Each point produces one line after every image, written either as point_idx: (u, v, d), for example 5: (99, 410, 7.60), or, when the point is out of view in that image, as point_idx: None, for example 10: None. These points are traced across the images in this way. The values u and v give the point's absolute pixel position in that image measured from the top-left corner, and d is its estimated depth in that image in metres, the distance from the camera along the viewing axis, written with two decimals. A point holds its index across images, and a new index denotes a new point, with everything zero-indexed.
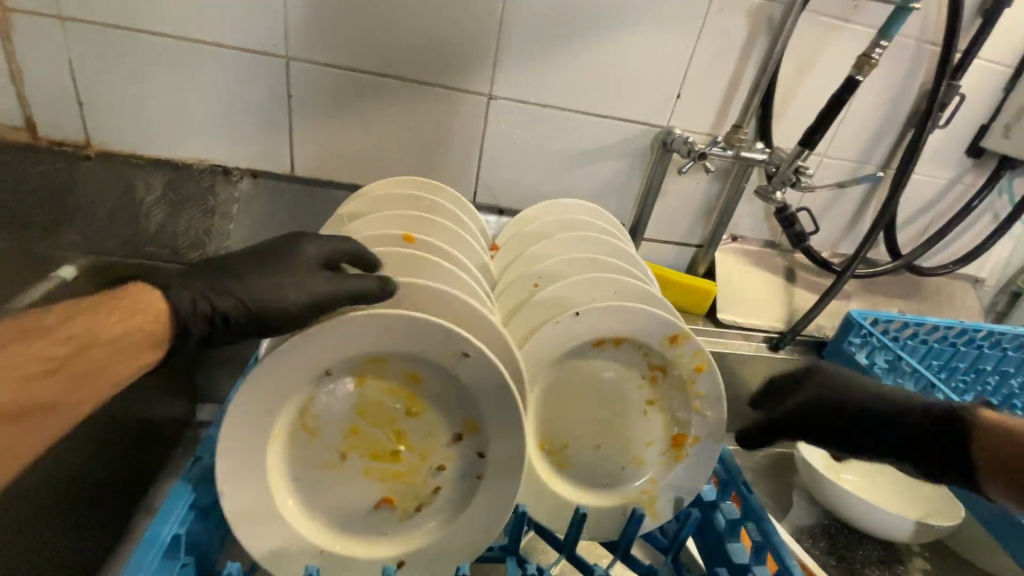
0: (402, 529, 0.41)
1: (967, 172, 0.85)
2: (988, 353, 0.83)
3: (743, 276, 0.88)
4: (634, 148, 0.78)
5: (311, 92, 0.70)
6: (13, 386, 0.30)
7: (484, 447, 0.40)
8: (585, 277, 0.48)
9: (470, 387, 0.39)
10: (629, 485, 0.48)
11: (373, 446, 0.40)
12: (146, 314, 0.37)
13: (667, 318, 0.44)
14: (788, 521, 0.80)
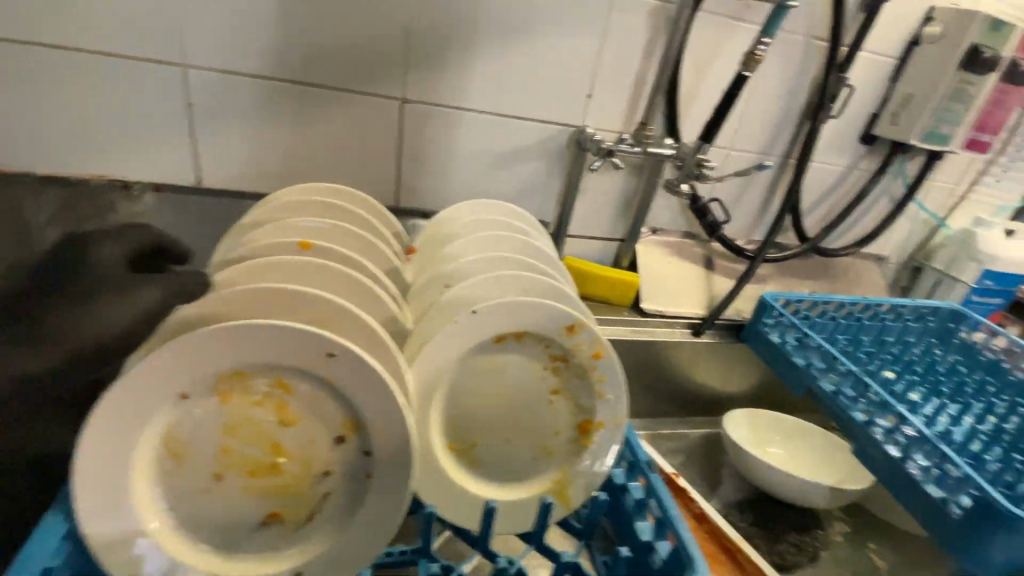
0: (295, 541, 0.39)
1: (862, 159, 0.92)
2: (888, 325, 0.89)
3: (663, 267, 0.93)
4: (552, 148, 0.80)
5: (213, 98, 0.68)
6: None
7: (368, 445, 0.39)
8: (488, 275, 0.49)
9: (352, 392, 0.38)
10: (540, 476, 0.49)
11: (248, 462, 0.38)
12: None
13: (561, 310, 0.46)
14: (718, 498, 0.84)
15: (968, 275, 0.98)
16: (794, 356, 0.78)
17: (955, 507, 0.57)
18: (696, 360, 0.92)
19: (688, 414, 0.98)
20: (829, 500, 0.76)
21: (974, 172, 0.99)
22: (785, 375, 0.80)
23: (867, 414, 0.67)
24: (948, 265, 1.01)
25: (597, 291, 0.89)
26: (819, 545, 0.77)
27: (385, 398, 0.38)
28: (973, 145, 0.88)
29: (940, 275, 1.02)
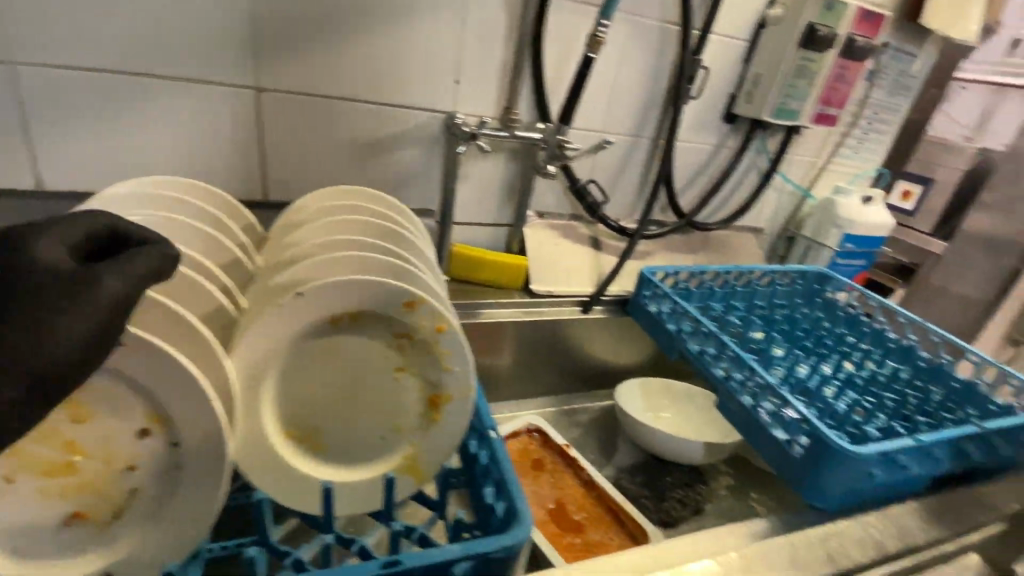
0: (104, 541, 0.38)
1: (729, 137, 0.98)
2: (760, 291, 0.96)
3: (552, 249, 0.96)
4: (426, 136, 0.80)
5: (42, 94, 0.63)
6: None
7: (175, 437, 0.38)
8: (324, 257, 0.48)
9: (149, 384, 0.37)
10: (391, 456, 0.49)
11: (36, 463, 0.36)
12: None
13: (395, 286, 0.46)
14: (613, 465, 0.88)
15: (832, 240, 1.07)
16: (667, 324, 0.84)
17: (797, 446, 0.61)
18: (588, 336, 0.97)
19: (586, 388, 1.04)
20: (706, 454, 0.82)
21: (831, 145, 1.08)
22: (663, 342, 0.85)
23: (727, 369, 0.72)
24: (815, 233, 1.10)
25: (487, 277, 0.91)
26: (703, 498, 0.82)
27: (188, 385, 0.37)
28: (822, 118, 0.95)
29: (809, 242, 1.11)
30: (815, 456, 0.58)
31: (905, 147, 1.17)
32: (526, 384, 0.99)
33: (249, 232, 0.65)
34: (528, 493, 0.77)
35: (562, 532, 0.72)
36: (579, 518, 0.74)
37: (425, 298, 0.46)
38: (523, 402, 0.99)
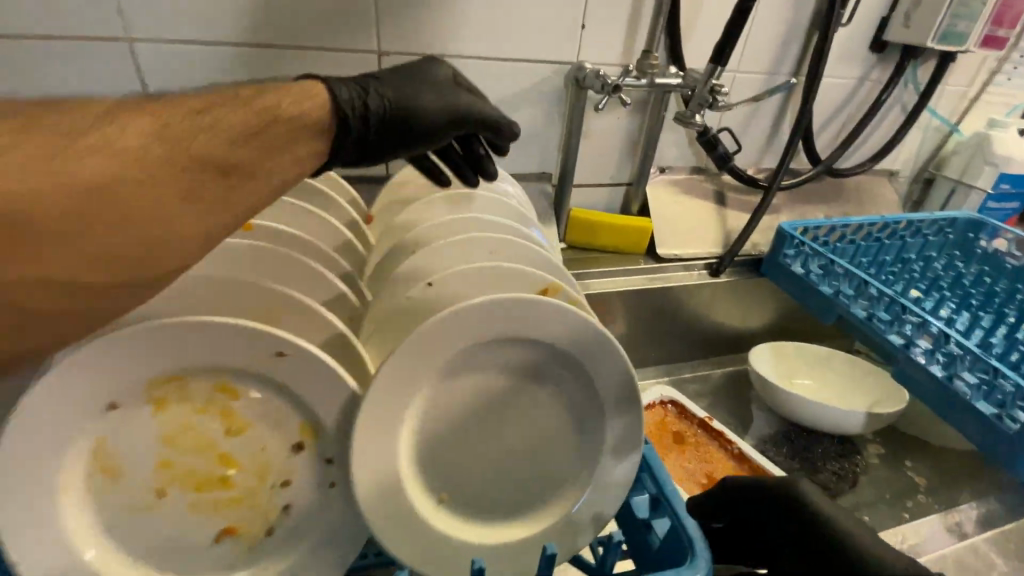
0: (254, 556, 0.44)
1: (873, 69, 0.88)
2: (910, 242, 0.88)
3: (672, 207, 0.88)
4: (549, 87, 0.74)
5: (165, 77, 0.62)
6: (217, 146, 0.33)
7: (329, 453, 0.42)
8: (459, 271, 0.47)
9: (306, 392, 0.40)
10: (539, 513, 0.48)
11: (193, 477, 0.41)
12: (311, 94, 0.39)
13: (529, 274, 0.48)
14: (750, 436, 0.84)
15: (985, 179, 0.97)
16: (821, 287, 0.76)
17: (1010, 422, 0.56)
18: (712, 302, 0.90)
19: (707, 355, 0.97)
20: (864, 423, 0.76)
21: (985, 73, 0.97)
22: (813, 307, 0.78)
23: (907, 337, 0.66)
24: (962, 173, 1.00)
25: (607, 241, 0.86)
26: (858, 470, 0.77)
27: (340, 388, 0.40)
28: (990, 42, 0.83)
29: (955, 183, 1.01)
30: None
31: None
32: (649, 353, 0.93)
33: (349, 251, 0.60)
34: (676, 468, 0.73)
35: None
36: None
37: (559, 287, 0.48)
38: (646, 371, 0.94)
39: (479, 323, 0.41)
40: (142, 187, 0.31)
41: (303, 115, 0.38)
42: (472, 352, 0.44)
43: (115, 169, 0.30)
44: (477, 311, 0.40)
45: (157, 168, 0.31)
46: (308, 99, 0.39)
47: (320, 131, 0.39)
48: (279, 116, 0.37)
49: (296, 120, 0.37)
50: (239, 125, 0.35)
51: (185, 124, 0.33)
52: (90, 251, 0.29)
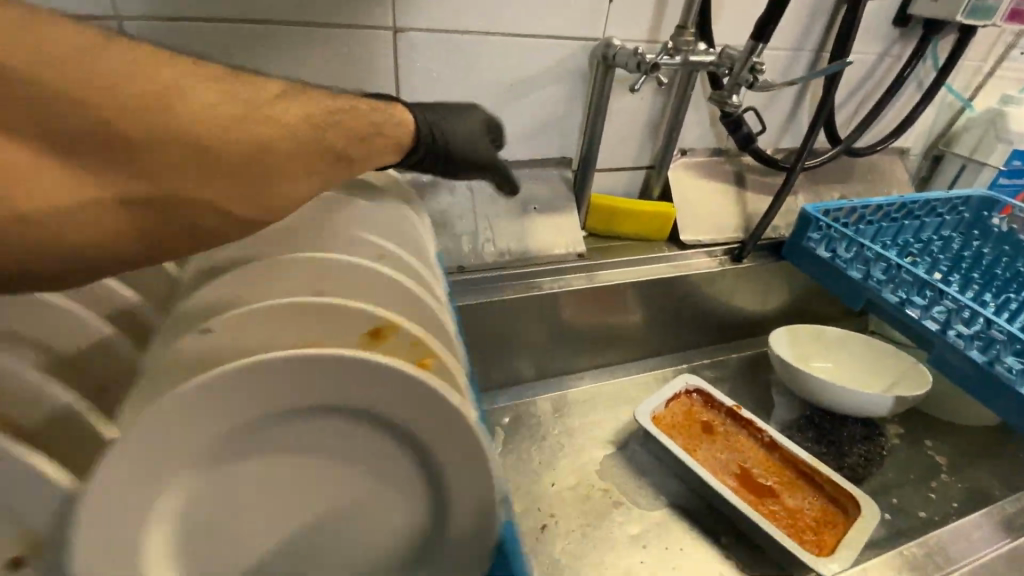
0: None
1: (894, 44, 0.86)
2: (925, 221, 0.88)
3: (694, 190, 0.85)
4: (575, 64, 0.71)
5: None
6: (349, 133, 0.37)
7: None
8: (256, 307, 0.36)
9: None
10: None
11: None
12: (397, 121, 0.43)
13: (360, 311, 0.38)
14: (773, 421, 0.83)
15: (996, 157, 0.97)
16: (850, 270, 0.76)
17: None
18: (732, 288, 0.88)
19: (725, 340, 0.95)
20: (890, 407, 0.76)
21: (1000, 47, 0.96)
22: (839, 290, 0.78)
23: (943, 322, 0.66)
24: (972, 150, 1.00)
25: (628, 228, 0.84)
26: (884, 451, 0.79)
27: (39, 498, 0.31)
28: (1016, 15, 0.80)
29: (965, 160, 1.01)
30: None
31: None
32: (669, 340, 0.91)
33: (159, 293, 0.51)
34: (709, 458, 0.72)
35: (759, 498, 0.68)
36: (771, 483, 0.70)
37: (400, 325, 0.39)
38: (666, 359, 0.92)
39: (269, 380, 0.33)
40: (291, 150, 0.32)
41: (385, 134, 0.41)
42: (286, 420, 0.35)
43: (279, 123, 0.32)
44: (243, 373, 0.32)
45: (307, 130, 0.34)
46: (403, 128, 0.43)
47: (381, 150, 0.41)
48: (376, 131, 0.40)
49: (390, 141, 0.42)
50: (343, 118, 0.37)
51: (318, 99, 0.36)
52: (234, 196, 0.31)
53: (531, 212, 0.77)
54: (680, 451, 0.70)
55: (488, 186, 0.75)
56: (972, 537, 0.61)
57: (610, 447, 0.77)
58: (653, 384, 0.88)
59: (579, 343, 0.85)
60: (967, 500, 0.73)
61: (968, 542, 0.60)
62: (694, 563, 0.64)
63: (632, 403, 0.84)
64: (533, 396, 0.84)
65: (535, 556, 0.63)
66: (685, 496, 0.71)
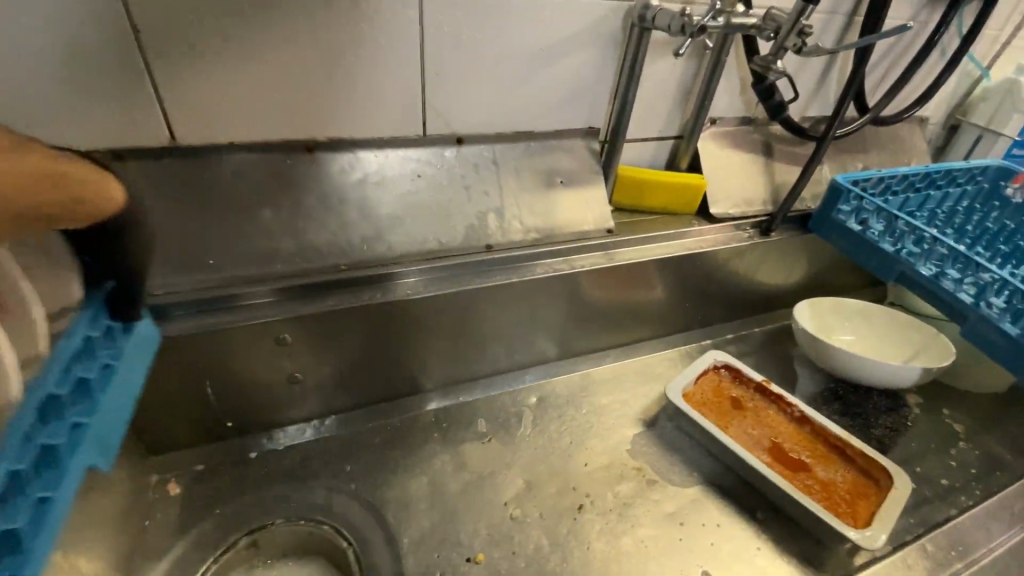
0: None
1: (926, 8, 0.83)
2: (945, 191, 0.87)
3: (721, 162, 0.83)
4: (606, 28, 0.67)
5: (163, 28, 0.51)
6: (21, 186, 0.31)
7: None
8: None
9: None
10: None
11: None
12: (97, 191, 0.36)
13: None
14: (798, 394, 0.83)
15: (1011, 128, 0.97)
16: (881, 244, 0.75)
17: None
18: (757, 263, 0.87)
19: (747, 314, 0.94)
20: (916, 379, 0.77)
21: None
22: (868, 264, 0.77)
23: (978, 295, 0.66)
24: (989, 120, 0.98)
25: (655, 202, 0.81)
26: (908, 422, 0.80)
27: None
28: None
29: (981, 131, 0.99)
30: None
31: None
32: (691, 317, 0.90)
33: None
34: (741, 434, 0.72)
35: (791, 473, 0.68)
36: (802, 457, 0.70)
37: None
38: (688, 335, 0.91)
39: None
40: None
41: (74, 196, 0.35)
42: None
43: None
44: None
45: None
46: (105, 201, 0.37)
47: (73, 218, 0.35)
48: (70, 188, 0.34)
49: (88, 199, 0.36)
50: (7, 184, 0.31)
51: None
52: None
53: (558, 185, 0.75)
54: (714, 428, 0.69)
55: (513, 160, 0.72)
56: (988, 525, 0.57)
57: (639, 425, 0.77)
58: (677, 360, 0.87)
59: (603, 321, 0.83)
60: (990, 468, 0.74)
61: (988, 532, 0.56)
62: (732, 540, 0.64)
63: (657, 381, 0.83)
64: (557, 377, 0.82)
65: (574, 538, 0.62)
66: (718, 474, 0.70)
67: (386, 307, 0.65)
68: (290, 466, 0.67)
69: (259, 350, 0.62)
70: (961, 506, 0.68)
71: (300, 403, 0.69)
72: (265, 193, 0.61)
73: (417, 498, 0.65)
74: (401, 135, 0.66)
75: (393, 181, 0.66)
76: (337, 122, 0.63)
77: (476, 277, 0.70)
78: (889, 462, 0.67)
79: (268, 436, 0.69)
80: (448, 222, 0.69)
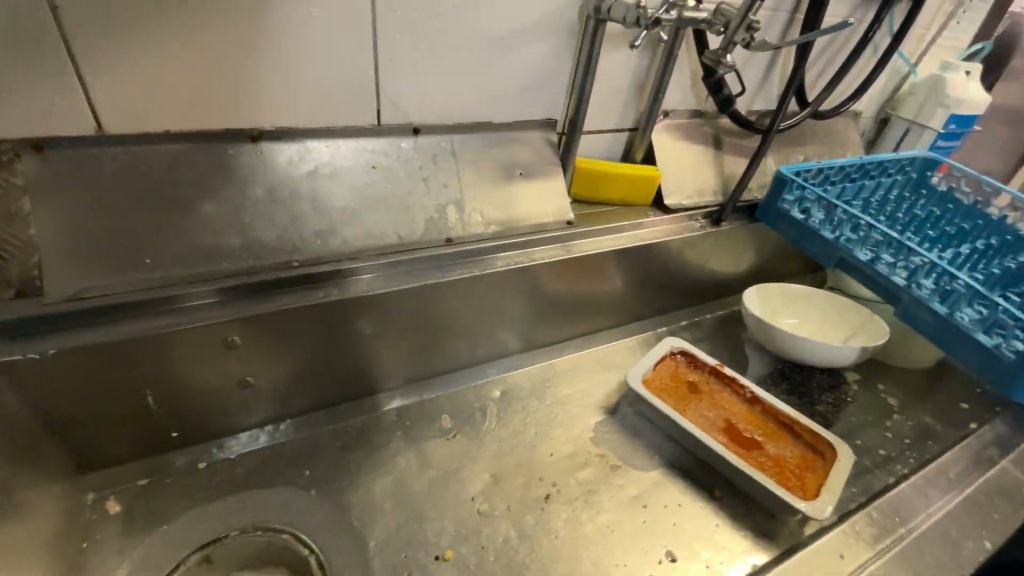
0: None
1: (859, 8, 0.88)
2: (877, 181, 0.93)
3: (674, 154, 0.85)
4: (563, 18, 0.67)
5: (84, 4, 0.47)
6: None
7: None
8: None
9: None
10: None
11: None
12: None
13: None
14: (749, 376, 0.87)
15: (936, 121, 1.04)
16: (821, 231, 0.79)
17: (1007, 351, 0.62)
18: (709, 251, 0.90)
19: (700, 301, 0.98)
20: (855, 357, 0.82)
21: (944, 14, 1.02)
22: (811, 250, 0.81)
23: (909, 278, 0.71)
24: (915, 114, 1.06)
25: (613, 193, 0.82)
26: (848, 398, 0.85)
27: None
28: None
29: (909, 124, 1.07)
30: None
31: (994, 22, 1.12)
32: (648, 305, 0.92)
33: None
34: (698, 417, 0.75)
35: (746, 451, 0.71)
36: (755, 436, 0.73)
37: None
38: (645, 323, 0.93)
39: None
40: None
41: None
42: None
43: None
44: None
45: None
46: None
47: None
48: None
49: None
50: None
51: None
52: None
53: (517, 177, 0.74)
54: (673, 412, 0.71)
55: (472, 152, 0.71)
56: (927, 491, 0.58)
57: (601, 413, 0.78)
58: (636, 348, 0.89)
59: (564, 312, 0.84)
60: (919, 436, 0.80)
61: (928, 497, 0.57)
62: (693, 519, 0.66)
63: (618, 369, 0.85)
64: (520, 369, 0.82)
65: (541, 528, 0.63)
66: (678, 456, 0.73)
67: (343, 304, 0.62)
68: (243, 474, 0.64)
69: (206, 353, 0.58)
70: (896, 474, 0.74)
71: (251, 408, 0.65)
72: (208, 185, 0.57)
73: (381, 499, 0.63)
74: (354, 125, 0.64)
75: (347, 173, 0.64)
76: (285, 111, 0.60)
77: (437, 271, 0.68)
78: (833, 436, 0.72)
79: (218, 444, 0.65)
80: (406, 215, 0.67)
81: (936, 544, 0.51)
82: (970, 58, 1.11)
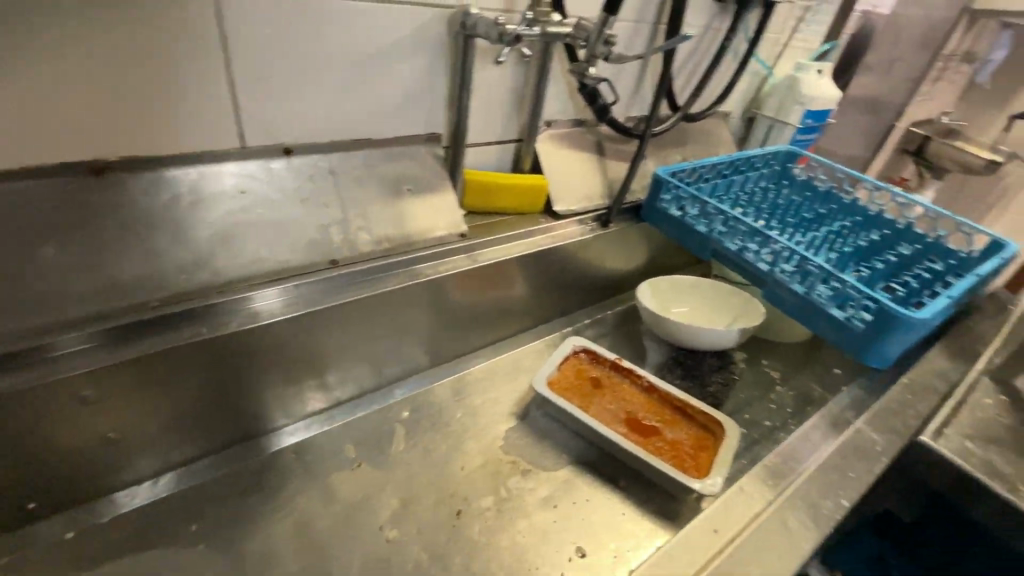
0: None
1: (715, 18, 0.97)
2: (746, 175, 1.02)
3: (560, 161, 0.88)
4: (432, 34, 0.67)
5: None
6: None
7: None
8: None
9: None
10: None
11: None
12: None
13: None
14: (649, 366, 0.92)
15: (794, 118, 1.15)
16: (697, 226, 0.85)
17: (857, 322, 0.70)
18: (603, 252, 0.94)
19: (600, 299, 1.02)
20: (737, 339, 0.89)
21: (790, 23, 1.13)
22: (690, 244, 0.88)
23: (772, 264, 0.78)
24: (776, 112, 1.17)
25: (505, 203, 0.84)
26: (735, 376, 0.93)
27: None
28: None
29: (772, 121, 1.18)
30: (881, 327, 0.68)
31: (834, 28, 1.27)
32: (552, 307, 0.95)
33: None
34: (602, 411, 0.78)
35: (646, 439, 0.75)
36: (653, 422, 0.78)
37: None
38: (551, 325, 0.96)
39: None
40: None
41: None
42: None
43: None
44: None
45: None
46: None
47: None
48: None
49: None
50: None
51: None
52: None
53: (405, 193, 0.73)
54: (577, 410, 0.74)
55: (354, 170, 0.69)
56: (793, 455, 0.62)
57: (512, 420, 0.79)
58: (544, 350, 0.92)
59: (469, 323, 0.84)
60: (798, 404, 0.89)
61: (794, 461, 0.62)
62: (601, 512, 0.69)
63: (526, 373, 0.87)
64: (428, 384, 0.82)
65: (454, 546, 0.62)
66: (585, 452, 0.75)
67: (220, 341, 0.58)
68: (120, 538, 0.58)
69: (57, 412, 0.52)
70: (779, 441, 0.81)
71: (125, 462, 0.60)
72: (44, 225, 0.52)
73: (282, 541, 0.60)
74: (218, 150, 0.60)
75: (214, 200, 0.60)
76: (130, 139, 0.55)
77: (324, 296, 0.66)
78: (721, 414, 0.77)
79: (89, 508, 0.59)
80: (286, 240, 0.64)
81: (800, 504, 0.52)
82: (820, 58, 1.24)
